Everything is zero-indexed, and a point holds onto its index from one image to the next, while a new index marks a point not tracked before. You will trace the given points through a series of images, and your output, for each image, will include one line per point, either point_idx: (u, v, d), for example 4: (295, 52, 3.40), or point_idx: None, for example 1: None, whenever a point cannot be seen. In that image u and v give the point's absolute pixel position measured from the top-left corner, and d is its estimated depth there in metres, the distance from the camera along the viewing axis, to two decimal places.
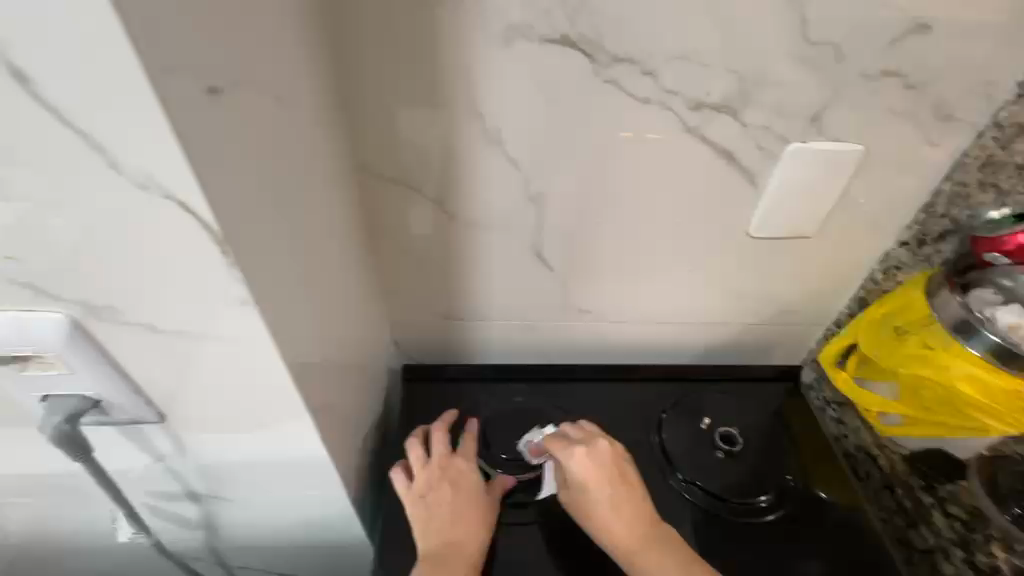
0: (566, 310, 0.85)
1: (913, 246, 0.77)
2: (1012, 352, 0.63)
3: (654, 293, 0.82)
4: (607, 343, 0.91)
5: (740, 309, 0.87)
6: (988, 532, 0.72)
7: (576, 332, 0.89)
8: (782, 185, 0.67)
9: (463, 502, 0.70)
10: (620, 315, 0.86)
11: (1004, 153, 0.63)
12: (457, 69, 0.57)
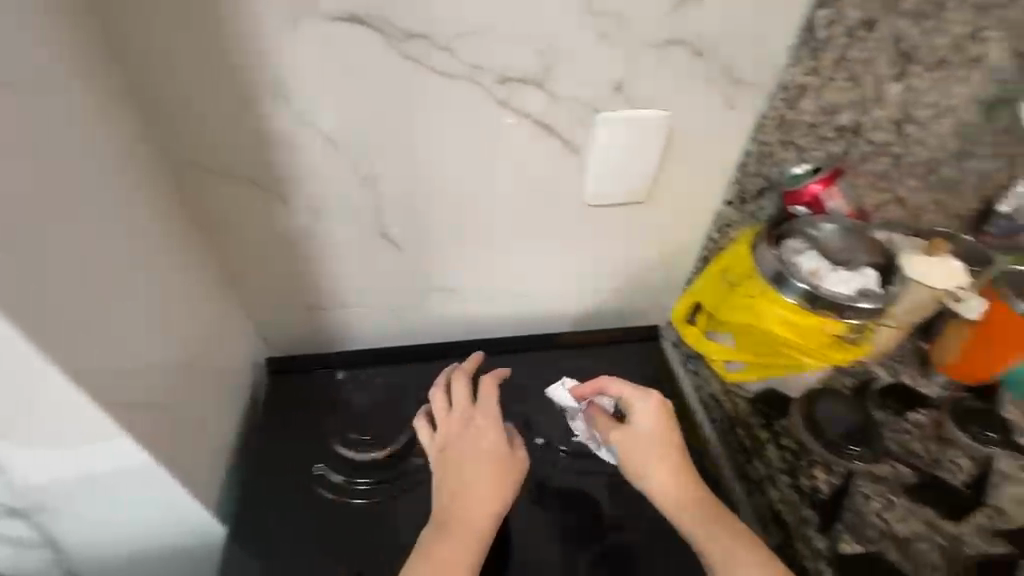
0: (428, 290, 0.85)
1: (736, 205, 0.82)
2: (817, 295, 0.70)
3: (510, 265, 0.84)
4: (476, 323, 0.92)
5: (594, 277, 0.90)
6: (812, 458, 0.79)
7: (441, 313, 0.89)
8: (604, 151, 0.71)
9: (483, 458, 0.69)
10: (481, 291, 0.87)
11: (795, 113, 0.71)
12: (245, 48, 0.56)
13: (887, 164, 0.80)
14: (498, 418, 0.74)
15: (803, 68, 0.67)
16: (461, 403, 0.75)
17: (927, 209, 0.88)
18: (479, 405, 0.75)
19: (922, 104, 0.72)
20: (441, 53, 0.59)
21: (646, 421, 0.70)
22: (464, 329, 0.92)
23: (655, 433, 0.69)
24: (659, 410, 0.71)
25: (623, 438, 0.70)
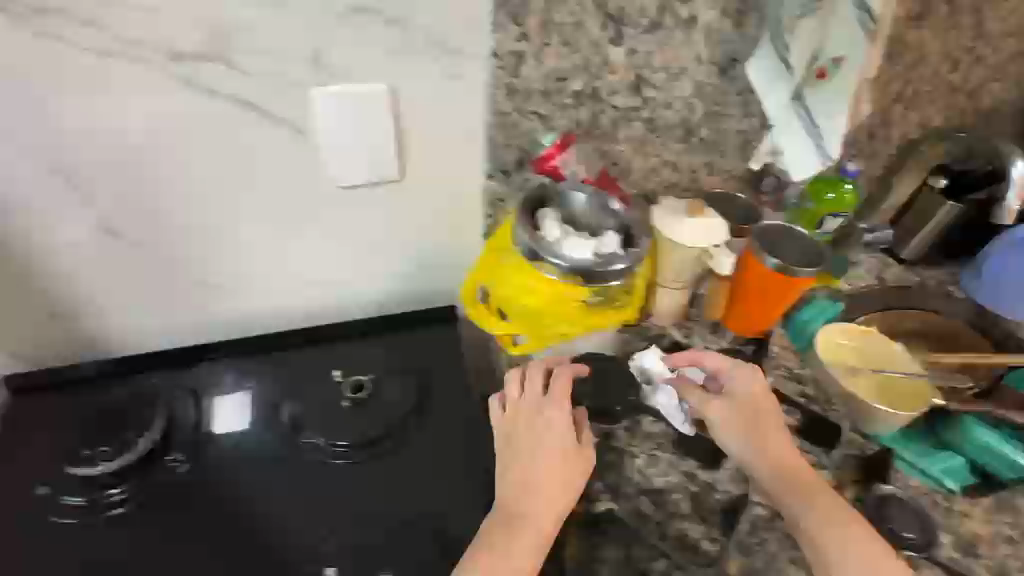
0: (197, 285, 0.81)
1: (502, 178, 0.80)
2: (568, 265, 0.72)
3: (278, 254, 0.81)
4: (263, 317, 0.88)
5: (377, 261, 0.86)
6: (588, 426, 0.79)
7: (220, 310, 0.85)
8: (327, 127, 0.69)
9: (563, 455, 0.68)
10: (256, 283, 0.84)
11: (518, 79, 0.70)
12: None
13: (641, 128, 0.81)
14: (568, 405, 0.70)
15: (512, 35, 0.67)
16: (535, 391, 0.71)
17: (701, 170, 0.90)
18: (552, 395, 0.70)
19: (653, 65, 0.73)
20: (89, 28, 0.60)
21: (761, 392, 0.73)
22: (254, 324, 0.88)
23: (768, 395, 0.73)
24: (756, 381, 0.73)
25: (726, 412, 0.72)
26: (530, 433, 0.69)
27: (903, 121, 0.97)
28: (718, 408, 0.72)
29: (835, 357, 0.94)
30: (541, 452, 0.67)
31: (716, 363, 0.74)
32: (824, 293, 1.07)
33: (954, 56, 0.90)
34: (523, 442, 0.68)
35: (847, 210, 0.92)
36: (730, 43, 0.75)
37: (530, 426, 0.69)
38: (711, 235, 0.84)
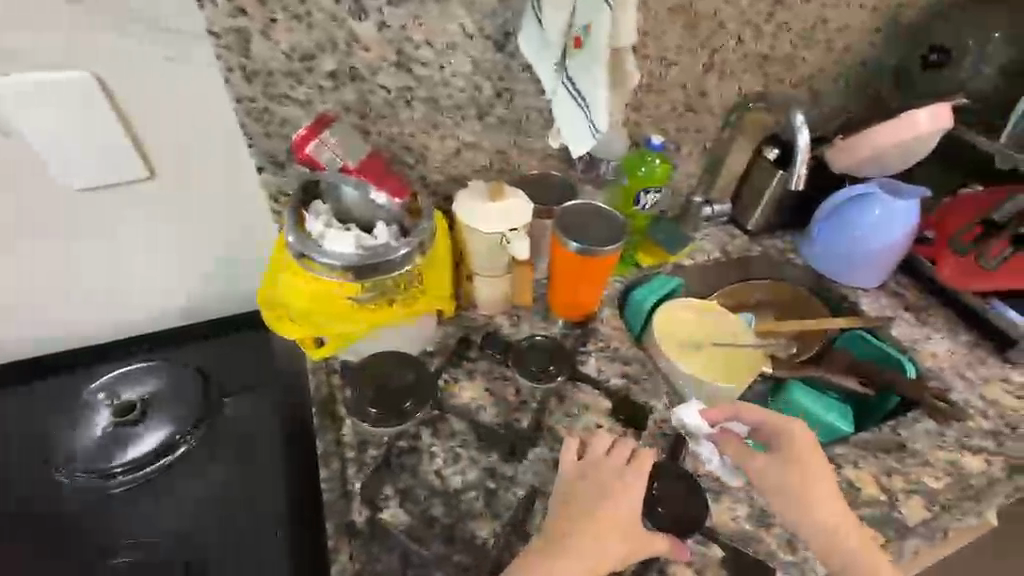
0: (34, 300, 0.79)
1: (273, 169, 0.73)
2: (342, 264, 0.67)
3: (115, 268, 0.79)
4: (109, 324, 0.85)
5: (195, 266, 0.82)
6: (387, 432, 0.73)
7: (90, 317, 0.83)
8: (33, 122, 0.63)
9: (622, 501, 0.65)
10: (95, 292, 0.81)
11: (252, 61, 0.64)
12: None
13: (424, 109, 0.76)
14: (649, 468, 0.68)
15: (224, 10, 0.60)
16: (617, 462, 0.68)
17: (511, 151, 0.85)
18: (631, 470, 0.67)
19: (413, 40, 0.69)
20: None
21: (801, 445, 0.71)
22: (98, 334, 0.85)
23: (809, 439, 0.72)
24: (787, 430, 0.72)
25: (769, 469, 0.71)
26: (611, 492, 0.66)
27: (721, 91, 0.96)
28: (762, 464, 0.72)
29: (670, 328, 0.93)
30: (615, 503, 0.65)
31: (750, 412, 0.74)
32: (665, 270, 1.03)
33: (754, 24, 0.90)
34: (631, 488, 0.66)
35: (661, 184, 0.90)
36: (497, 14, 0.71)
37: (617, 485, 0.66)
38: (511, 217, 0.78)
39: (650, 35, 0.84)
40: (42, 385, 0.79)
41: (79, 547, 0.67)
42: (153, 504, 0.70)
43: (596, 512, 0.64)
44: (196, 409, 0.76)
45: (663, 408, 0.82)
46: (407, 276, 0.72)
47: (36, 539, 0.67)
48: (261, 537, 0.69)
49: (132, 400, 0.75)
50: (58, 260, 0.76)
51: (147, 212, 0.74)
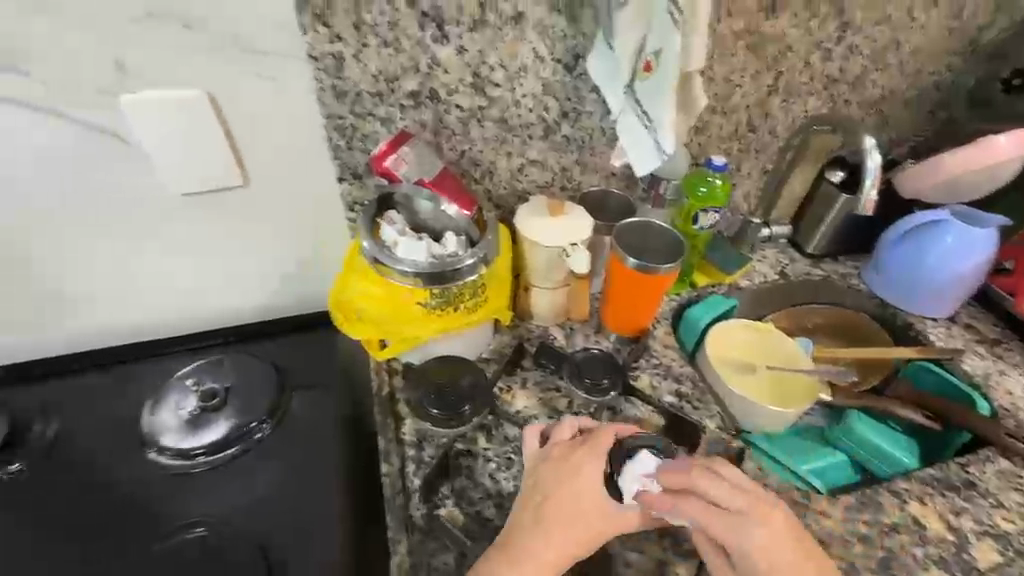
0: (91, 297, 0.84)
1: (354, 180, 0.79)
2: (415, 272, 0.71)
3: (145, 271, 0.83)
4: (134, 324, 0.89)
5: (256, 273, 0.87)
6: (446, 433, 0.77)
7: (118, 315, 0.88)
8: (147, 135, 0.69)
9: (571, 489, 0.64)
10: (148, 292, 0.86)
11: (344, 82, 0.70)
12: None
13: (494, 127, 0.80)
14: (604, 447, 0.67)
15: (324, 36, 0.66)
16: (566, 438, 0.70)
17: (573, 169, 0.88)
18: (586, 443, 0.68)
19: (489, 62, 0.73)
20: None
21: (758, 558, 0.59)
22: (137, 333, 0.90)
23: (764, 552, 0.59)
24: (760, 525, 0.60)
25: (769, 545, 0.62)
26: (562, 481, 0.65)
27: (786, 113, 0.95)
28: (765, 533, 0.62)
29: (723, 351, 0.91)
30: (568, 492, 0.64)
31: (714, 489, 0.61)
32: (721, 290, 1.03)
33: (822, 46, 0.89)
34: (584, 471, 0.65)
35: (721, 204, 0.91)
36: (570, 39, 0.74)
37: (568, 472, 0.65)
38: (570, 233, 0.80)
39: (716, 58, 0.85)
40: (85, 377, 0.85)
41: (161, 520, 0.72)
42: (227, 487, 0.74)
43: (550, 505, 0.64)
44: (273, 401, 0.80)
45: (716, 426, 0.84)
46: (472, 285, 0.75)
47: (122, 512, 0.72)
48: (324, 527, 0.71)
49: (215, 389, 0.80)
50: (150, 259, 0.82)
51: (177, 218, 0.78)
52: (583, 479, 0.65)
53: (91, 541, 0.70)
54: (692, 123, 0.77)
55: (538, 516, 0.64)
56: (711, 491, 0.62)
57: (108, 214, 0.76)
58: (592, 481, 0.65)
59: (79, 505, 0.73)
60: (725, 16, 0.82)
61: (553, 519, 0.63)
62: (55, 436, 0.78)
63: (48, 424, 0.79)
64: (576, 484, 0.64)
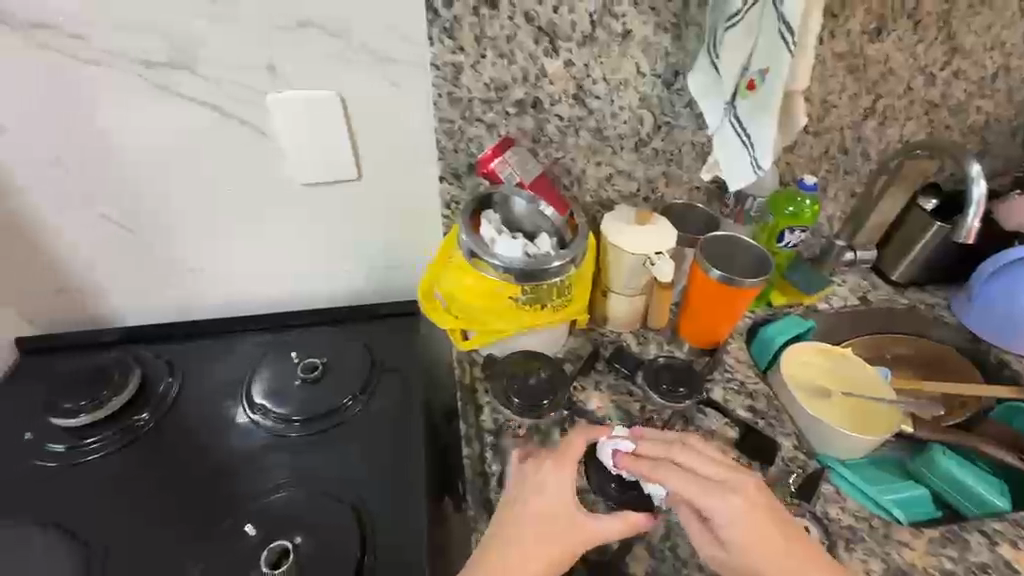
0: (207, 274, 0.92)
1: (453, 180, 0.85)
2: (509, 267, 0.76)
3: (254, 251, 0.90)
4: (240, 301, 0.96)
5: (354, 261, 0.94)
6: (524, 423, 0.80)
7: (225, 293, 0.94)
8: (285, 128, 0.78)
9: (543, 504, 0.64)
10: (254, 273, 0.93)
11: (459, 89, 0.77)
12: None
13: (588, 137, 0.84)
14: (569, 460, 0.67)
15: (447, 47, 0.73)
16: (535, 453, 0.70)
17: (659, 181, 0.90)
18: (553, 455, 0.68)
19: (593, 76, 0.78)
20: (75, 40, 0.69)
21: (734, 528, 0.59)
22: (243, 310, 0.97)
23: (740, 519, 0.59)
24: (731, 492, 0.61)
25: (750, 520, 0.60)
26: (537, 485, 0.66)
27: (881, 136, 0.94)
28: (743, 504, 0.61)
29: (797, 373, 0.90)
30: (540, 499, 0.64)
31: (688, 457, 0.65)
32: (797, 311, 1.01)
33: (926, 71, 0.88)
34: (553, 475, 0.66)
35: (808, 224, 0.90)
36: (671, 56, 0.78)
37: (538, 481, 0.66)
38: (657, 241, 0.83)
39: (813, 80, 0.86)
40: (197, 344, 0.92)
41: (262, 477, 0.77)
42: (329, 453, 0.79)
43: (527, 511, 0.64)
44: (364, 378, 0.87)
45: (791, 445, 0.83)
46: (559, 285, 0.79)
47: (234, 469, 0.77)
48: (416, 499, 0.75)
49: (314, 362, 0.87)
50: (264, 242, 0.89)
51: (293, 203, 0.86)
52: (552, 485, 0.65)
53: (206, 494, 0.75)
54: (787, 141, 0.79)
55: (511, 524, 0.63)
56: (684, 460, 0.65)
57: (233, 195, 0.83)
58: (555, 483, 0.65)
59: (188, 458, 0.78)
60: (828, 38, 0.82)
61: (527, 524, 0.63)
62: (177, 394, 0.85)
63: (172, 382, 0.86)
64: (552, 489, 0.65)
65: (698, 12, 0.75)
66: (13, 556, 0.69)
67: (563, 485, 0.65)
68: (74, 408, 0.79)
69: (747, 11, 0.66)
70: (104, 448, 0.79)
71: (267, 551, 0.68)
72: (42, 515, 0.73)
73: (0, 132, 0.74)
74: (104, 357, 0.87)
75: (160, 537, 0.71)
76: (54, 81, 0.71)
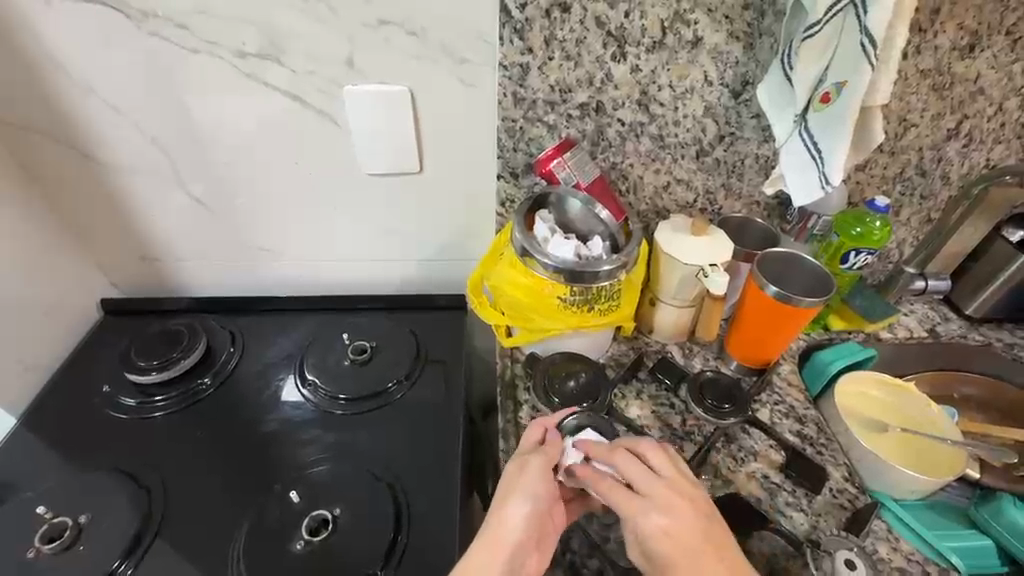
0: (274, 254, 0.97)
1: (510, 179, 0.87)
2: (558, 268, 0.76)
3: (317, 234, 0.95)
4: (301, 282, 1.01)
5: (409, 251, 0.98)
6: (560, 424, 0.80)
7: (287, 273, 1.00)
8: (356, 119, 0.81)
9: (529, 495, 0.63)
10: (315, 256, 0.98)
11: (524, 90, 0.78)
12: (27, 27, 0.74)
13: (648, 143, 0.83)
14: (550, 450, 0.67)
15: (517, 49, 0.75)
16: (525, 448, 0.69)
17: (718, 193, 0.89)
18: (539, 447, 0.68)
19: (659, 82, 0.78)
20: (179, 29, 0.74)
21: (660, 545, 0.58)
22: (302, 289, 1.02)
23: (663, 533, 0.58)
24: (659, 510, 0.59)
25: (679, 537, 0.58)
26: (518, 479, 0.65)
27: (964, 159, 0.89)
28: (670, 524, 0.59)
29: (849, 402, 0.86)
30: (522, 496, 0.63)
31: (629, 464, 0.63)
32: (857, 338, 0.96)
33: (1020, 92, 0.83)
34: (534, 468, 0.65)
35: (876, 247, 0.86)
36: (741, 65, 0.77)
37: (516, 474, 0.66)
38: (711, 253, 0.81)
39: (895, 97, 0.82)
40: (260, 318, 0.98)
41: (309, 448, 0.80)
42: (373, 431, 0.83)
43: (508, 505, 0.63)
44: (409, 364, 0.89)
45: (841, 477, 0.78)
46: (609, 289, 0.79)
47: (282, 438, 0.81)
48: (450, 487, 0.77)
49: (364, 345, 0.91)
50: (327, 227, 0.94)
51: (358, 192, 0.90)
52: (531, 477, 0.64)
53: (257, 459, 0.79)
54: (861, 158, 0.76)
55: (493, 523, 0.62)
56: (625, 468, 0.63)
57: (302, 180, 0.88)
58: (541, 475, 0.64)
59: (244, 425, 0.83)
60: (913, 53, 0.78)
61: (511, 518, 0.62)
62: (235, 365, 0.90)
63: (232, 353, 0.91)
64: (534, 486, 0.64)
65: (773, 22, 0.73)
66: (85, 497, 0.74)
67: (546, 481, 0.64)
68: (147, 368, 0.86)
69: (828, 21, 0.63)
70: (170, 407, 0.85)
71: (307, 520, 0.71)
72: (113, 462, 0.79)
73: (108, 109, 0.81)
74: (176, 323, 0.94)
75: (214, 496, 0.75)
76: (157, 65, 0.77)
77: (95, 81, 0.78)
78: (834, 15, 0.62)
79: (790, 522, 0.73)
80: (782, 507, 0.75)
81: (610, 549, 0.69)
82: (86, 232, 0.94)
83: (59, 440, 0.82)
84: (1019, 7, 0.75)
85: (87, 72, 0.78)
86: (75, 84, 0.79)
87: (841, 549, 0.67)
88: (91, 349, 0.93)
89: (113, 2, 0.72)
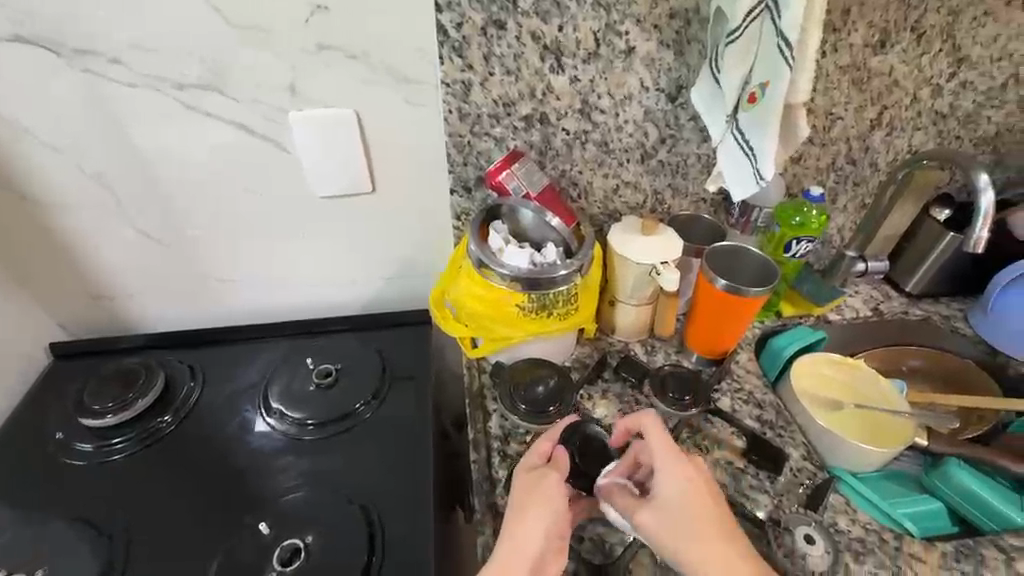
0: (232, 282, 0.96)
1: (464, 194, 0.88)
2: (516, 276, 0.78)
3: (272, 259, 0.94)
4: (260, 309, 1.00)
5: (369, 268, 0.97)
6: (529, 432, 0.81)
7: (245, 301, 0.99)
8: (304, 144, 0.82)
9: (545, 513, 0.64)
10: (273, 280, 0.97)
11: (468, 105, 0.80)
12: None
13: (594, 150, 0.86)
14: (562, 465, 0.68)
15: (457, 67, 0.77)
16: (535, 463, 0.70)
17: (665, 193, 0.92)
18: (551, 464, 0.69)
19: (597, 91, 0.81)
20: (112, 64, 0.73)
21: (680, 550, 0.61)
22: (262, 316, 1.01)
23: (686, 491, 0.62)
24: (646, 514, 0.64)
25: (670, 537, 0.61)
26: (531, 493, 0.65)
27: (888, 147, 0.95)
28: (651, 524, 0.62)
29: (807, 382, 0.90)
30: (540, 509, 0.64)
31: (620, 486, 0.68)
32: (808, 321, 1.01)
33: (931, 82, 0.89)
34: (549, 483, 0.66)
35: (815, 235, 0.90)
36: (674, 71, 0.80)
37: (533, 485, 0.66)
38: (662, 252, 0.84)
39: (819, 92, 0.87)
40: (219, 349, 0.96)
41: (277, 478, 0.79)
42: (342, 455, 0.82)
43: (526, 518, 0.64)
44: (375, 383, 0.89)
45: (800, 456, 0.82)
46: (565, 294, 0.81)
47: (249, 470, 0.80)
48: (424, 502, 0.77)
49: (329, 368, 0.90)
50: (282, 251, 0.93)
51: (312, 217, 0.90)
52: (547, 491, 0.65)
53: (224, 497, 0.77)
54: (791, 152, 0.80)
55: (514, 539, 0.62)
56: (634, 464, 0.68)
57: (252, 205, 0.87)
58: (555, 491, 0.65)
59: (209, 459, 0.81)
60: (830, 52, 0.83)
61: (530, 531, 0.63)
62: (197, 400, 0.88)
63: (193, 386, 0.89)
64: (547, 497, 0.65)
65: (700, 29, 0.77)
66: (41, 550, 0.72)
67: (558, 492, 0.65)
68: (102, 411, 0.83)
69: (747, 26, 0.66)
70: (128, 449, 0.82)
71: (279, 550, 0.71)
72: (71, 511, 0.76)
73: (44, 147, 0.79)
74: (130, 362, 0.91)
75: (182, 534, 0.74)
76: (92, 101, 0.76)
77: (27, 121, 0.76)
78: (752, 20, 0.66)
79: (755, 505, 0.76)
80: (747, 491, 0.77)
81: (585, 550, 0.70)
82: (29, 275, 0.91)
83: (12, 494, 0.78)
84: (921, 5, 0.81)
85: (19, 111, 0.76)
86: (7, 123, 0.76)
87: (801, 525, 0.74)
88: (40, 396, 0.89)
89: (42, 41, 0.71)
